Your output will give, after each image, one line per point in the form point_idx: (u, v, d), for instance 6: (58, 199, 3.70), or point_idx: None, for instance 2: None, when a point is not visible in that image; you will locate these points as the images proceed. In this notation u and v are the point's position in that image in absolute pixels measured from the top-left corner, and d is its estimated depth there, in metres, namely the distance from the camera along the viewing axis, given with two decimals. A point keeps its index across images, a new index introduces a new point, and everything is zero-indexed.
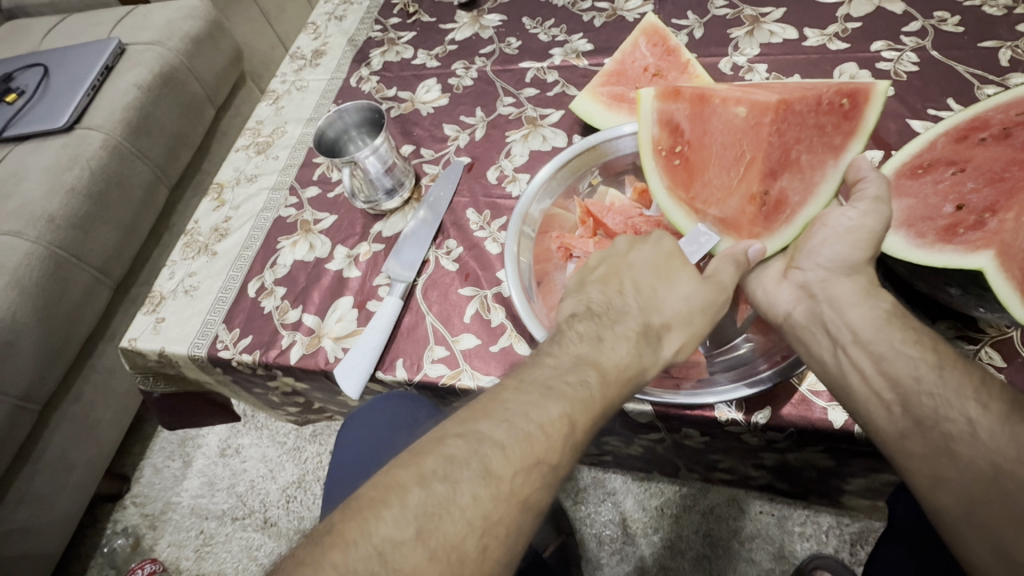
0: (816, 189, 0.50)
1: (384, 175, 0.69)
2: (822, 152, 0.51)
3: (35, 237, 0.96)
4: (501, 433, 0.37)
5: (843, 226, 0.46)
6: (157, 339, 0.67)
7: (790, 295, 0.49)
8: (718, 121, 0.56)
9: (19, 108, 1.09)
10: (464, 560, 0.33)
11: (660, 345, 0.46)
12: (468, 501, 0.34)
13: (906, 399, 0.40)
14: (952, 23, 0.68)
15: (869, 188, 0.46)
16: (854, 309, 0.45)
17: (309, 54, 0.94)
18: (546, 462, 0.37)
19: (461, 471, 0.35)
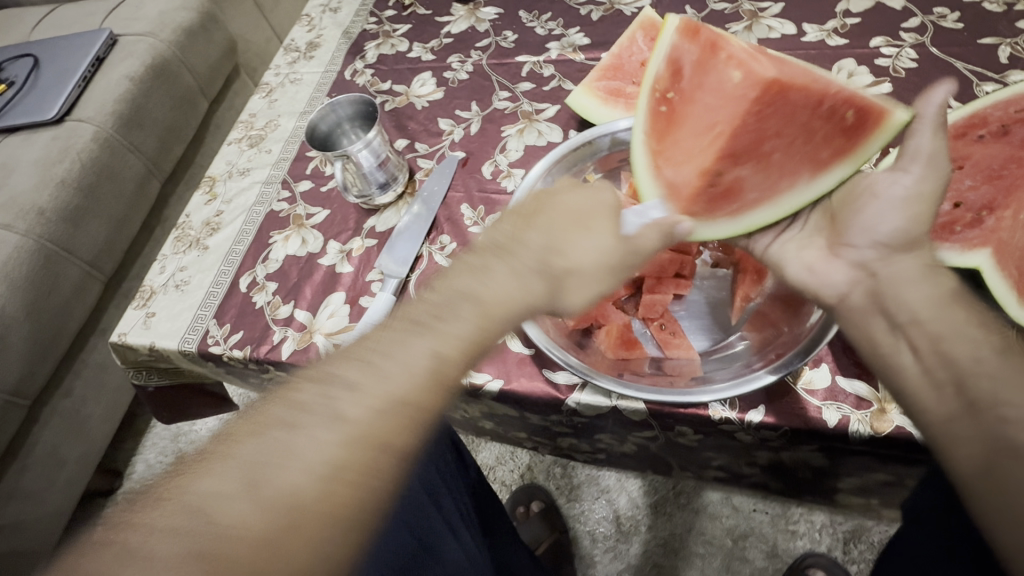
0: (776, 194, 0.48)
1: (377, 169, 0.69)
2: (801, 157, 0.48)
3: (24, 230, 0.94)
4: (353, 375, 0.33)
5: (897, 196, 0.43)
6: (146, 334, 0.66)
7: (846, 276, 0.46)
8: (716, 79, 0.52)
9: (9, 99, 1.07)
10: (307, 509, 0.29)
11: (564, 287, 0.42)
12: (311, 447, 0.31)
13: (962, 381, 0.37)
14: (952, 20, 0.67)
15: (922, 144, 0.42)
16: (915, 289, 0.41)
17: (303, 46, 0.93)
18: (408, 403, 0.33)
19: (304, 417, 0.32)
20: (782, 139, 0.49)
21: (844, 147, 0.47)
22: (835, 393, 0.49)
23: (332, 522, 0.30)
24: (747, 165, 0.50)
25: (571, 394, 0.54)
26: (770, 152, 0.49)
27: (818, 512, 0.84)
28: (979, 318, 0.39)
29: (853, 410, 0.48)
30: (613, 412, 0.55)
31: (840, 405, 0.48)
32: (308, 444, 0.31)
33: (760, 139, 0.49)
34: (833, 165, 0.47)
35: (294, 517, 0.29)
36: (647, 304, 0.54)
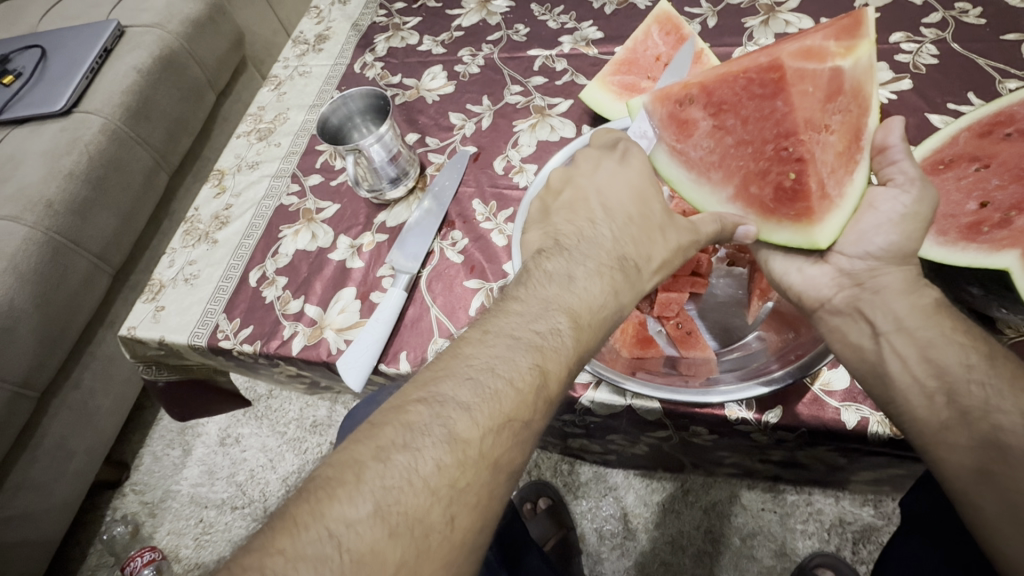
0: (703, 176, 0.49)
1: (388, 164, 0.68)
2: (742, 185, 0.48)
3: (33, 222, 0.94)
4: (465, 395, 0.35)
5: (893, 213, 0.43)
6: (157, 328, 0.66)
7: (829, 280, 0.47)
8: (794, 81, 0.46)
9: (16, 90, 1.06)
10: (429, 534, 0.31)
11: (640, 278, 0.43)
12: (431, 470, 0.32)
13: (953, 390, 0.39)
14: (974, 15, 0.66)
15: (908, 168, 0.43)
16: (901, 298, 0.43)
17: (312, 38, 0.92)
18: (517, 421, 0.35)
19: (422, 439, 0.33)
20: (764, 164, 0.48)
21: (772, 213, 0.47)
22: (854, 394, 0.48)
23: (462, 544, 0.32)
24: (717, 146, 0.50)
25: (585, 392, 0.54)
26: (741, 155, 0.49)
27: (827, 511, 0.83)
28: (965, 326, 0.41)
29: (872, 412, 0.47)
30: (627, 410, 0.54)
31: (859, 407, 0.48)
32: (411, 466, 0.32)
33: (735, 149, 0.49)
34: (749, 205, 0.48)
35: (424, 543, 0.31)
36: (662, 303, 0.53)
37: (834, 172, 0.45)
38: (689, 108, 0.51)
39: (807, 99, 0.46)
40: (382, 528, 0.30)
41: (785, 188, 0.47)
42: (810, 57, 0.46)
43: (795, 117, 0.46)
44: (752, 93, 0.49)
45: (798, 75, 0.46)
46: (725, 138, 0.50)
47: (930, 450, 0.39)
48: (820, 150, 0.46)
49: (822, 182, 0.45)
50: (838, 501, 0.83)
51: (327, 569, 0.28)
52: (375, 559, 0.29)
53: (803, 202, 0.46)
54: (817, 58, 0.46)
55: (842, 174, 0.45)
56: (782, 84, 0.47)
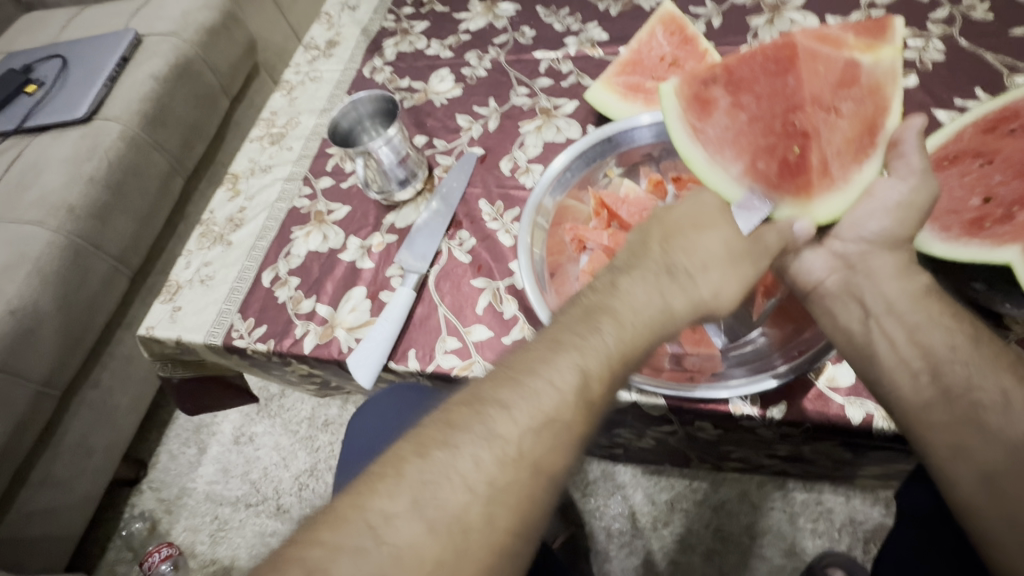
0: (720, 148, 0.51)
1: (397, 166, 0.69)
2: (754, 157, 0.50)
3: (55, 226, 0.97)
4: (508, 397, 0.36)
5: (890, 201, 0.43)
6: (173, 327, 0.68)
7: (824, 264, 0.46)
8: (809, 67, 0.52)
9: (39, 99, 1.09)
10: (469, 530, 0.33)
11: (695, 286, 0.42)
12: (470, 467, 0.34)
13: (938, 369, 0.39)
14: (981, 11, 0.66)
15: (913, 161, 0.43)
16: (892, 281, 0.43)
17: (323, 44, 0.94)
18: (558, 421, 0.36)
19: (462, 437, 0.34)
20: (774, 140, 0.51)
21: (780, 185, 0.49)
22: (858, 390, 0.48)
23: (499, 546, 0.33)
24: (731, 120, 0.52)
25: None
26: (754, 130, 0.52)
27: (837, 510, 0.83)
28: (952, 309, 0.41)
29: (876, 407, 0.47)
30: (632, 406, 0.55)
31: (864, 402, 0.48)
32: (461, 464, 0.33)
33: (748, 124, 0.52)
34: (757, 180, 0.49)
35: (461, 540, 0.32)
36: None
37: (842, 154, 0.49)
38: (711, 82, 0.54)
39: (818, 81, 0.51)
40: (427, 524, 0.32)
41: (793, 163, 0.49)
42: (824, 43, 0.52)
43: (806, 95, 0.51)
44: (768, 74, 0.53)
45: (811, 57, 0.52)
46: (739, 115, 0.53)
47: (913, 429, 0.39)
48: (827, 131, 0.50)
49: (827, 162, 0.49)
50: (848, 500, 0.83)
51: (364, 562, 0.30)
52: (411, 554, 0.31)
53: (808, 177, 0.49)
54: (833, 44, 0.52)
55: (848, 160, 0.48)
56: (794, 65, 0.52)
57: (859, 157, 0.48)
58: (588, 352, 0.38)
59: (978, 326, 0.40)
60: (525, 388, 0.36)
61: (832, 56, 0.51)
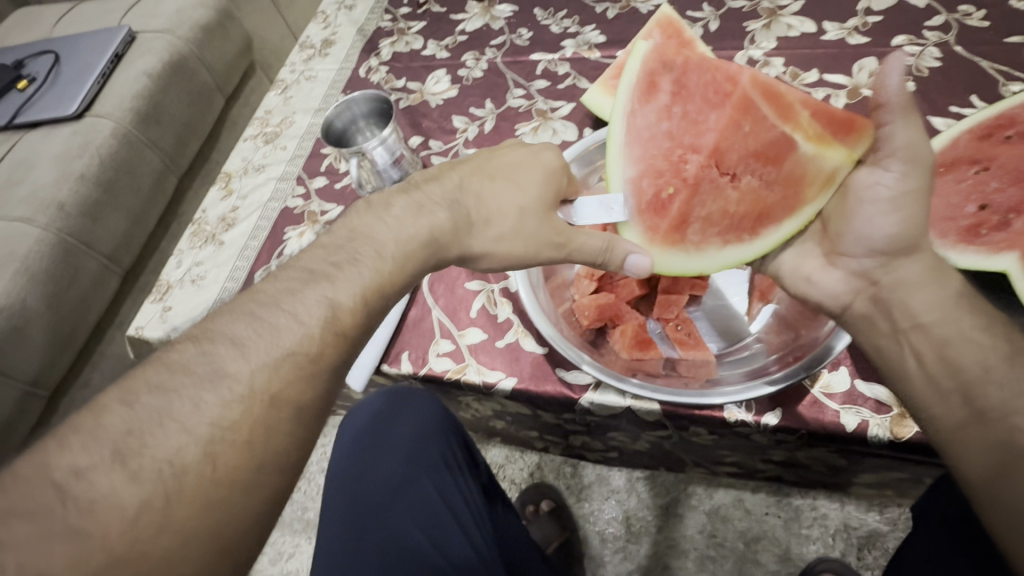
0: (636, 143, 0.49)
1: (391, 167, 0.69)
2: (702, 187, 0.48)
3: (45, 224, 0.96)
4: (240, 331, 0.34)
5: (882, 196, 0.41)
6: (163, 328, 0.67)
7: (844, 284, 0.45)
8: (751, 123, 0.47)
9: (30, 95, 1.08)
10: (184, 476, 0.30)
11: (471, 235, 0.44)
12: (190, 409, 0.31)
13: (968, 387, 0.36)
14: (977, 18, 0.66)
15: (898, 137, 0.39)
16: (921, 292, 0.41)
17: (318, 43, 0.93)
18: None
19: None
20: (677, 165, 0.49)
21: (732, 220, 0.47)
22: (854, 397, 0.48)
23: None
24: (679, 141, 0.49)
25: (585, 395, 0.54)
26: (670, 145, 0.49)
27: (832, 516, 0.83)
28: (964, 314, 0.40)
29: (871, 414, 0.47)
30: (627, 412, 0.54)
31: (859, 409, 0.48)
32: (216, 426, 0.31)
33: (674, 132, 0.49)
34: (635, 197, 0.48)
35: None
36: (663, 303, 0.54)
37: (793, 172, 0.45)
38: (654, 92, 0.49)
39: (744, 131, 0.47)
40: (190, 528, 0.29)
41: (745, 189, 0.47)
42: (776, 108, 0.46)
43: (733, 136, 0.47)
44: (723, 94, 0.48)
45: (765, 109, 0.47)
46: (670, 122, 0.49)
47: (944, 450, 0.37)
48: (724, 185, 0.47)
49: (780, 182, 0.46)
50: (843, 506, 0.83)
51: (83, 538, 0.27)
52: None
53: (762, 204, 0.46)
54: (788, 115, 0.46)
55: (714, 234, 0.48)
56: (749, 102, 0.47)
57: (812, 176, 0.45)
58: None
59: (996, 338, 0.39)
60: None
61: (776, 123, 0.46)
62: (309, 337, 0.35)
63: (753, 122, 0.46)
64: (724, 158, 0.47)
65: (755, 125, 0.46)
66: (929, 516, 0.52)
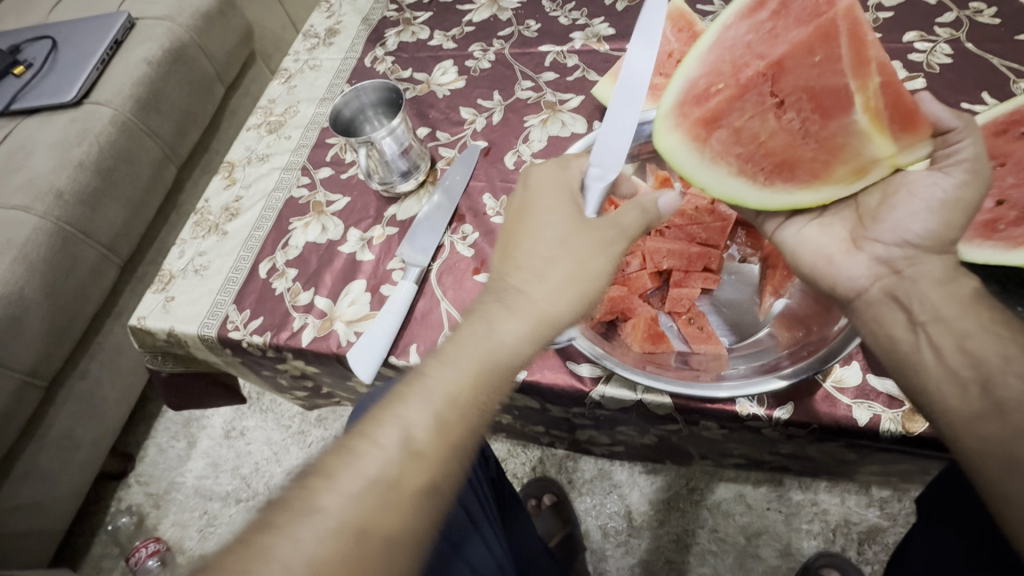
0: (717, 50, 0.49)
1: (399, 157, 0.68)
2: (746, 100, 0.47)
3: (43, 212, 0.94)
4: None
5: (934, 201, 0.42)
6: (166, 318, 0.66)
7: (866, 270, 0.44)
8: (825, 71, 0.45)
9: (27, 81, 1.06)
10: None
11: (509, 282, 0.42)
12: None
13: (989, 380, 0.36)
14: (988, 15, 0.66)
15: (963, 152, 0.41)
16: (937, 286, 0.41)
17: (323, 32, 0.92)
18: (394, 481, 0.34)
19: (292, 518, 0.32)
20: (740, 80, 0.48)
21: (757, 157, 0.47)
22: (866, 391, 0.48)
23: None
24: (755, 50, 0.48)
25: (595, 387, 0.54)
26: (743, 60, 0.48)
27: (832, 511, 0.83)
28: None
29: (884, 408, 0.47)
30: (636, 405, 0.54)
31: (871, 403, 0.48)
32: None
33: (754, 48, 0.48)
34: (683, 99, 0.48)
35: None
36: (674, 298, 0.54)
37: (838, 137, 0.44)
38: (758, 9, 0.49)
39: (817, 66, 0.45)
40: None
41: (785, 125, 0.46)
42: (859, 64, 0.44)
43: (807, 69, 0.45)
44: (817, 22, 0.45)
45: (852, 59, 0.44)
46: (757, 40, 0.48)
47: None
48: (771, 114, 0.47)
49: (822, 140, 0.45)
50: (844, 501, 0.83)
51: None
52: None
53: (793, 154, 0.46)
54: (867, 77, 0.43)
55: (737, 158, 0.47)
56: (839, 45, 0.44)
57: (851, 153, 0.44)
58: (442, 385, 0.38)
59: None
60: (360, 458, 0.35)
61: (851, 77, 0.44)
62: None
63: (830, 58, 0.44)
64: (782, 83, 0.46)
65: (829, 66, 0.44)
66: (932, 510, 0.52)
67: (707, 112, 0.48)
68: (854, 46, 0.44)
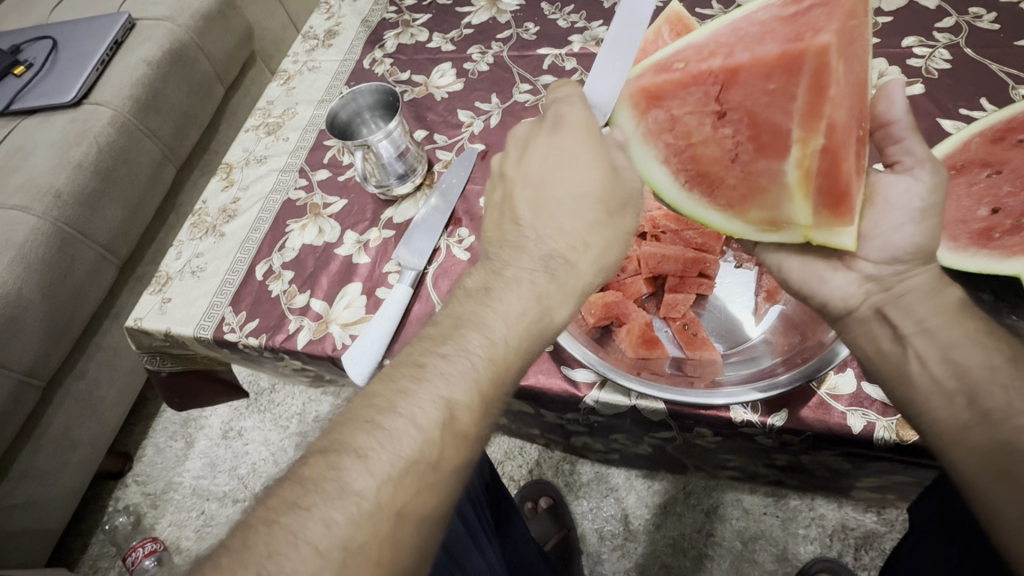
0: (718, 35, 0.45)
1: (396, 160, 0.68)
2: (691, 92, 0.45)
3: (41, 213, 0.95)
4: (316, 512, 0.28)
5: (906, 203, 0.41)
6: (162, 320, 0.66)
7: (855, 287, 0.45)
8: (774, 104, 0.42)
9: (27, 81, 1.06)
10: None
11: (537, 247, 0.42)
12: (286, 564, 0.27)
13: (975, 391, 0.37)
14: (987, 21, 0.66)
15: (915, 146, 0.41)
16: (926, 301, 0.42)
17: (322, 34, 0.92)
18: (423, 462, 0.32)
19: (313, 496, 0.30)
20: (702, 78, 0.44)
21: (684, 158, 0.47)
22: (860, 399, 0.48)
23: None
24: (734, 53, 0.44)
25: (589, 392, 0.53)
26: (721, 55, 0.44)
27: (829, 517, 0.83)
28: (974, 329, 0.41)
29: (878, 417, 0.47)
30: (631, 411, 0.54)
31: (865, 411, 0.47)
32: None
33: (737, 49, 0.43)
34: (645, 80, 0.46)
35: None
36: (668, 303, 0.54)
37: (762, 178, 0.44)
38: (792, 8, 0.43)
39: (769, 92, 0.42)
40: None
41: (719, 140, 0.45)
42: (811, 111, 0.41)
43: (762, 93, 0.42)
44: (796, 43, 0.40)
45: (807, 98, 0.41)
46: (744, 42, 0.44)
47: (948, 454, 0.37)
48: (713, 123, 0.45)
49: (747, 172, 0.44)
50: (841, 507, 0.83)
51: None
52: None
53: (716, 172, 0.46)
54: (811, 124, 0.41)
55: (670, 156, 0.47)
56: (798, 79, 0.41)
57: (768, 199, 0.44)
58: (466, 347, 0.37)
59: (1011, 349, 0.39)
60: (382, 431, 0.32)
61: (795, 120, 0.41)
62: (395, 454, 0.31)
63: (784, 92, 0.41)
64: (731, 94, 0.43)
65: (779, 103, 0.42)
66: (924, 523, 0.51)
67: (653, 87, 0.46)
68: (813, 92, 0.40)
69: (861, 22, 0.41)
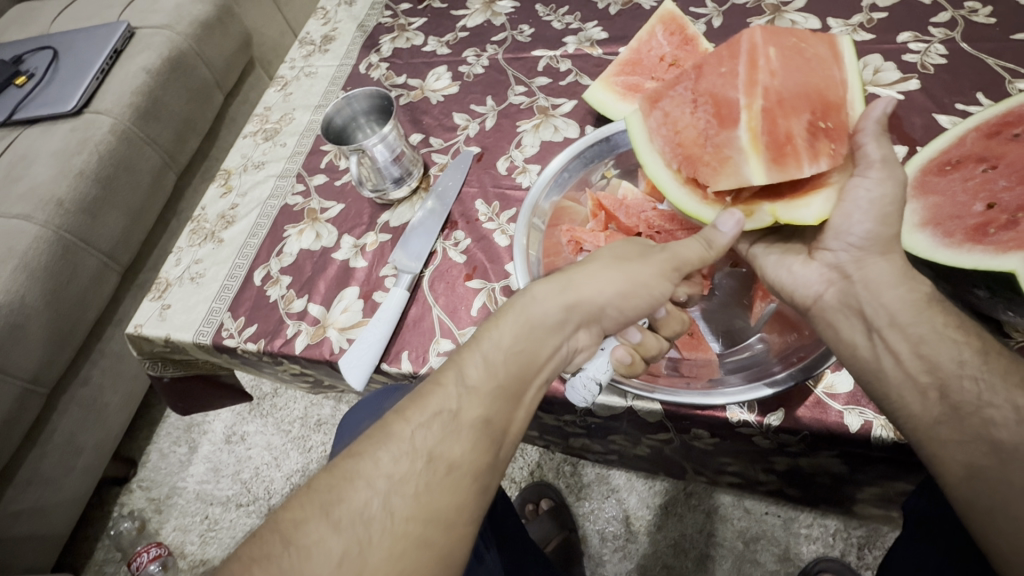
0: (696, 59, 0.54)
1: (392, 164, 0.68)
2: (676, 92, 0.53)
3: (43, 221, 0.95)
4: (316, 493, 0.34)
5: (863, 201, 0.43)
6: (162, 326, 0.67)
7: (818, 277, 0.47)
8: (732, 88, 0.49)
9: (29, 91, 1.07)
10: (326, 540, 0.32)
11: (578, 282, 0.42)
12: (300, 514, 0.34)
13: (946, 386, 0.38)
14: (983, 14, 0.65)
15: (871, 151, 0.43)
16: (892, 290, 0.42)
17: (318, 39, 0.93)
18: (445, 415, 0.37)
19: (366, 447, 0.36)
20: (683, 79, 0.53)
21: (673, 146, 0.50)
22: (857, 398, 0.48)
23: (406, 534, 0.33)
24: (703, 61, 0.52)
25: (585, 394, 0.53)
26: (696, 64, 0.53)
27: (832, 516, 0.82)
28: (958, 322, 0.40)
29: (875, 415, 0.46)
30: (627, 412, 0.54)
31: (862, 410, 0.47)
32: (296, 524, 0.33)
33: (704, 61, 0.52)
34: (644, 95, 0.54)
35: (366, 532, 0.33)
36: None
37: (727, 149, 0.48)
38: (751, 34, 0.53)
39: (727, 79, 0.49)
40: (339, 551, 0.32)
41: (694, 123, 0.51)
42: (756, 86, 0.47)
43: (724, 83, 0.50)
44: (738, 40, 0.49)
45: (754, 76, 0.48)
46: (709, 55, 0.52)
47: (927, 448, 0.38)
48: (690, 113, 0.51)
49: (716, 145, 0.49)
50: None
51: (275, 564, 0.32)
52: (318, 551, 0.32)
53: (695, 152, 0.49)
54: (769, 102, 0.47)
55: (660, 145, 0.51)
56: (744, 63, 0.48)
57: (732, 167, 0.47)
58: (467, 357, 0.40)
59: (988, 340, 0.39)
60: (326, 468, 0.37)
61: (749, 96, 0.48)
62: (389, 440, 0.36)
63: (733, 73, 0.49)
64: (700, 84, 0.52)
65: (731, 82, 0.49)
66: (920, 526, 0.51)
67: (654, 95, 0.53)
68: (755, 69, 0.48)
69: (811, 43, 0.48)
